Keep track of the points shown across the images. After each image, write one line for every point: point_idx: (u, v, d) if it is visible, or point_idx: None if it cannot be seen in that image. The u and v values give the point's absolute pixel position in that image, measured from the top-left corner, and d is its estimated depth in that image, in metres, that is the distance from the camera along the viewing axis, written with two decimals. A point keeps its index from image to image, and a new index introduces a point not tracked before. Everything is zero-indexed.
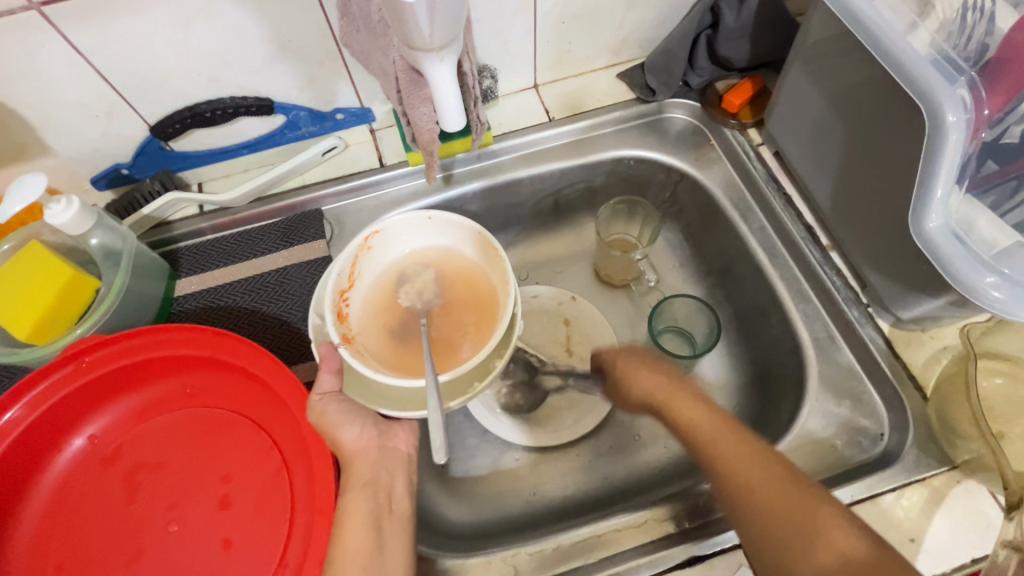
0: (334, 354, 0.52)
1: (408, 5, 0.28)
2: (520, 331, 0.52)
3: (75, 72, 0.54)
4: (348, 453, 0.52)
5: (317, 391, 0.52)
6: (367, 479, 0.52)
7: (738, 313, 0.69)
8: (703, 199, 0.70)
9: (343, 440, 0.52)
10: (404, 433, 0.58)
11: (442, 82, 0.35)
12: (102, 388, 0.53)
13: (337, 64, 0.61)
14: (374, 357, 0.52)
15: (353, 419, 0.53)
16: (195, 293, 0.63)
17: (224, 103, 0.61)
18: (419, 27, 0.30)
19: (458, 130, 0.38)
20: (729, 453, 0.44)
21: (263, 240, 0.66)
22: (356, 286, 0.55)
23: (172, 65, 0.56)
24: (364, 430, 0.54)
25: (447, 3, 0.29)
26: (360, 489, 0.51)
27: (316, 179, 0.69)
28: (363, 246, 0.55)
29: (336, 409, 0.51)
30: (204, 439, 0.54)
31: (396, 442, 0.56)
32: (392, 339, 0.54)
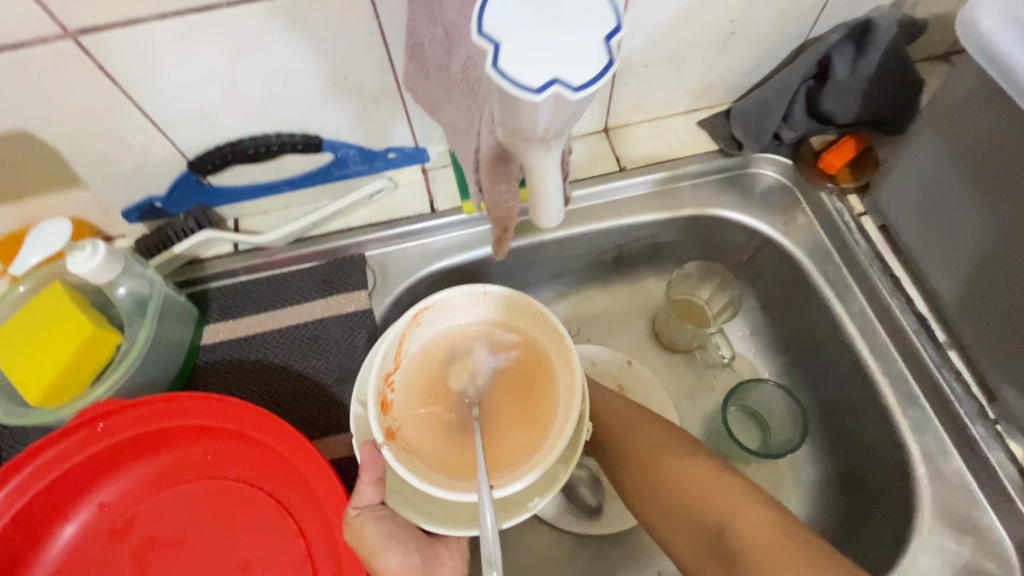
0: (375, 460, 0.44)
1: (535, 102, 0.22)
2: (587, 434, 0.45)
3: (113, 104, 0.49)
4: None
5: (355, 505, 0.44)
6: None
7: (822, 401, 0.61)
8: (790, 270, 0.62)
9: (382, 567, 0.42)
10: (454, 560, 0.47)
11: (543, 173, 0.28)
12: (115, 454, 0.48)
13: (395, 103, 0.55)
14: (422, 454, 0.46)
15: (397, 544, 0.43)
16: (223, 343, 0.58)
17: (270, 139, 0.55)
18: (540, 123, 0.24)
19: (553, 225, 0.32)
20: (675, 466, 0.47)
21: (300, 287, 0.61)
22: (403, 367, 0.50)
23: (217, 99, 0.51)
24: (406, 555, 0.43)
25: (580, 98, 0.23)
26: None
27: (361, 221, 0.63)
28: (410, 323, 0.49)
29: (374, 531, 0.42)
30: (221, 518, 0.49)
31: (444, 574, 0.46)
32: (443, 431, 0.48)
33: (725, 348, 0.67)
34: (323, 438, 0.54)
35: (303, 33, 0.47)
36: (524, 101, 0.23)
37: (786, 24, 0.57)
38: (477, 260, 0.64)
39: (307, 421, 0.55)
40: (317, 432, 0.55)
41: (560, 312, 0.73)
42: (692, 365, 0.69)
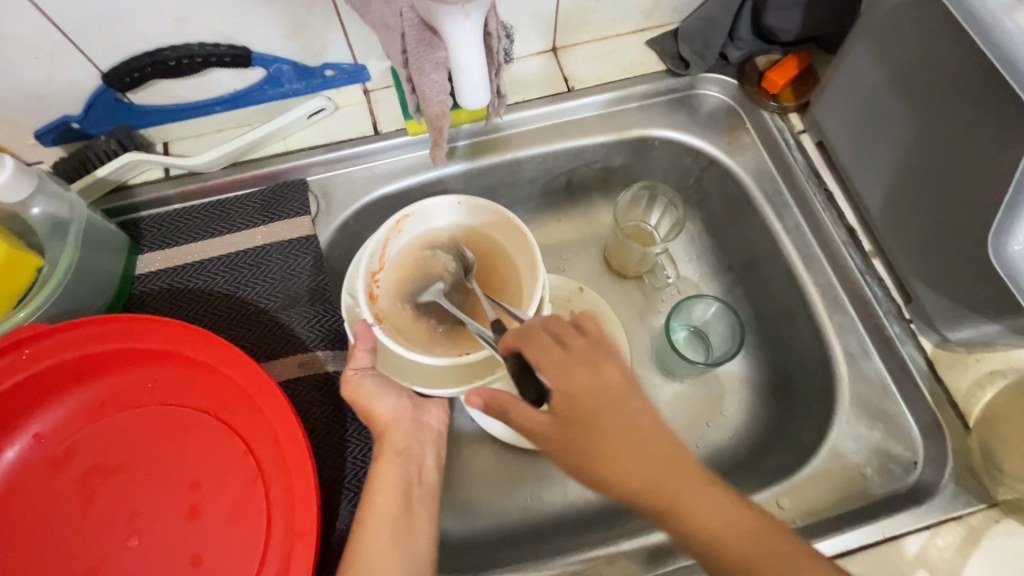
0: (369, 333, 0.48)
1: None
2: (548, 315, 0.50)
3: (5, 3, 0.44)
4: (384, 421, 0.48)
5: (350, 366, 0.48)
6: (400, 447, 0.48)
7: (760, 315, 0.64)
8: (733, 190, 0.63)
9: (376, 410, 0.47)
10: (439, 409, 0.54)
11: (462, 46, 0.29)
12: (48, 381, 0.47)
13: (328, 11, 0.52)
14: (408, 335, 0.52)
15: (388, 390, 0.48)
16: (159, 272, 0.56)
17: (192, 50, 0.51)
18: None
19: (479, 108, 0.32)
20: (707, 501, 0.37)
21: (239, 212, 0.58)
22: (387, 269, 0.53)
23: (126, 1, 0.46)
24: (401, 399, 0.49)
25: None
26: (393, 455, 0.47)
27: (302, 144, 0.60)
28: (393, 229, 0.52)
29: (369, 381, 0.47)
30: (167, 441, 0.48)
31: (431, 418, 0.52)
32: (431, 321, 0.53)
33: (670, 269, 0.70)
34: (269, 362, 0.53)
35: None
36: None
37: None
38: (424, 185, 0.63)
39: (253, 347, 0.54)
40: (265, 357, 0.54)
41: None
42: (641, 288, 0.70)
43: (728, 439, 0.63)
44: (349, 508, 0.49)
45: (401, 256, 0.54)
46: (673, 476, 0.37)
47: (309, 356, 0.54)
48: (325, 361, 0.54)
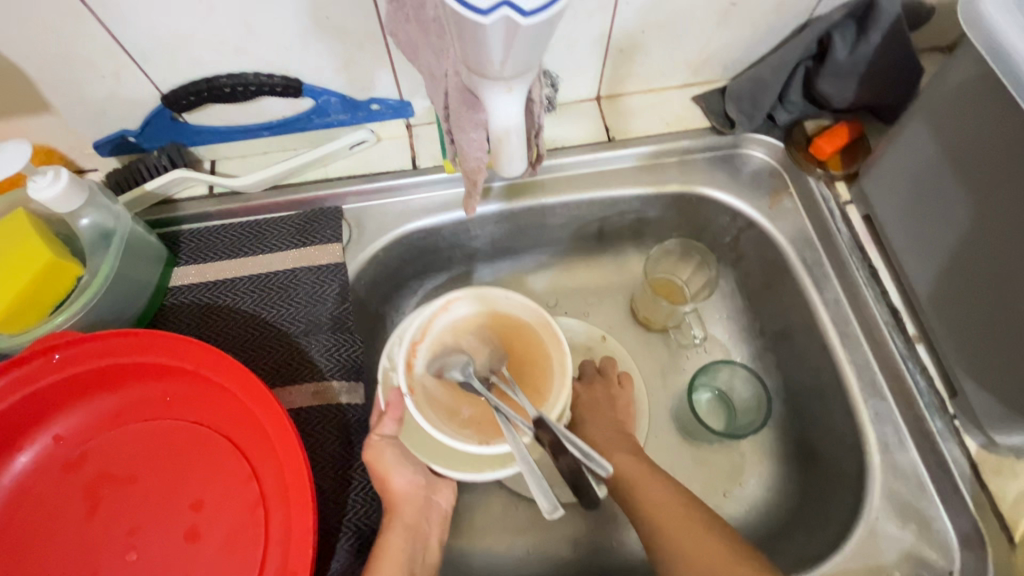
0: (401, 403, 0.49)
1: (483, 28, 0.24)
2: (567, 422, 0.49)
3: (81, 26, 0.47)
4: (395, 495, 0.48)
5: (376, 431, 0.48)
6: (409, 521, 0.48)
7: (789, 387, 0.61)
8: (770, 255, 0.61)
9: (392, 483, 0.48)
10: (448, 489, 0.54)
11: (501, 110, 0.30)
12: (72, 387, 0.48)
13: (380, 50, 0.53)
14: (435, 410, 0.49)
15: (406, 463, 0.49)
16: (191, 286, 0.57)
17: (247, 79, 0.53)
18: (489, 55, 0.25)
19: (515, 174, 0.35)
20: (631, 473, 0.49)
21: (274, 234, 0.60)
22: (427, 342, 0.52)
23: (192, 31, 0.49)
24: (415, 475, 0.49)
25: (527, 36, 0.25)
26: (402, 529, 0.47)
27: (342, 173, 0.62)
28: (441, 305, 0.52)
29: (390, 452, 0.48)
30: (176, 458, 0.48)
31: (439, 497, 0.52)
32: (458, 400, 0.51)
33: (698, 329, 0.67)
34: (285, 387, 0.53)
35: None
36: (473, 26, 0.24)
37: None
38: (456, 222, 0.63)
39: (271, 370, 0.55)
40: (281, 382, 0.55)
41: (539, 283, 0.72)
42: (666, 344, 0.68)
43: (746, 516, 0.59)
44: (345, 547, 0.48)
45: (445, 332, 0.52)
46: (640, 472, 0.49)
47: (324, 385, 0.54)
48: (339, 392, 0.53)
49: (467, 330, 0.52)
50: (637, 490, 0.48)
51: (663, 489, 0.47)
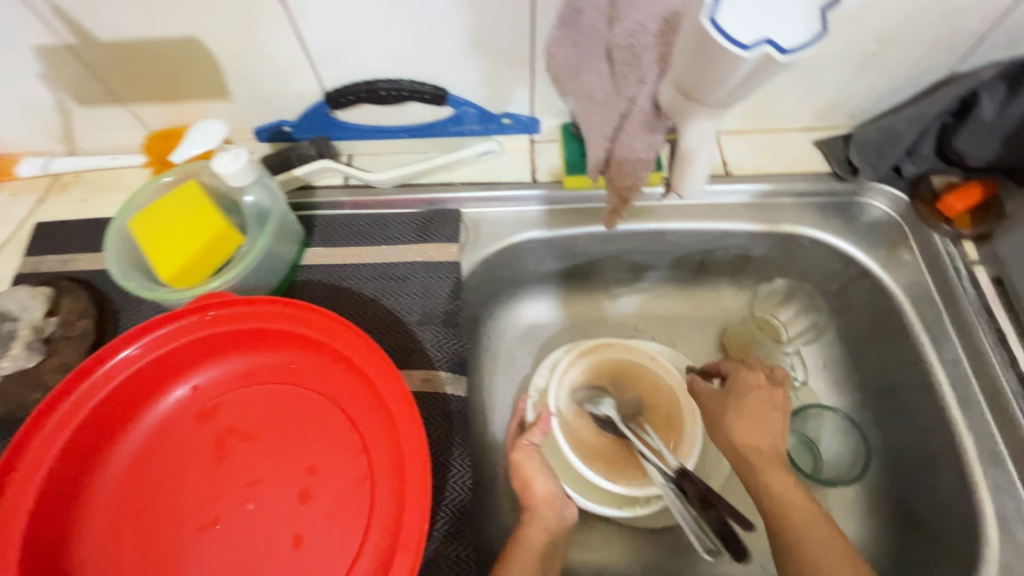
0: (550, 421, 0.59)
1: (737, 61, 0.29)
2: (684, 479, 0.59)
3: (275, 27, 0.52)
4: (536, 498, 0.54)
5: (527, 438, 0.57)
6: (548, 522, 0.52)
7: (891, 444, 0.59)
8: (883, 306, 0.60)
9: (534, 489, 0.54)
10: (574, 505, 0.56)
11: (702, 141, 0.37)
12: (218, 343, 0.53)
13: (524, 70, 0.57)
14: (576, 434, 0.61)
15: (547, 473, 0.56)
16: (320, 267, 0.62)
17: (402, 85, 0.58)
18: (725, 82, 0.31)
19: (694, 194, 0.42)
20: (801, 521, 0.45)
21: (398, 228, 0.64)
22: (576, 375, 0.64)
23: (366, 40, 0.54)
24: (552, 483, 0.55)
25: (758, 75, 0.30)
26: (540, 528, 0.52)
27: (466, 178, 0.66)
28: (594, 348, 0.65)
29: (535, 459, 0.56)
30: (297, 421, 0.52)
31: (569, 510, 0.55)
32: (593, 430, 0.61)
33: (798, 372, 0.66)
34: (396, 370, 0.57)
35: None
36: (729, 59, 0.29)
37: (932, 54, 0.56)
38: (566, 237, 0.65)
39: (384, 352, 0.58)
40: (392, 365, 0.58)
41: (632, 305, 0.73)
42: None
43: None
44: (440, 531, 0.50)
45: (592, 370, 0.64)
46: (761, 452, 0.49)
47: (432, 373, 0.57)
48: (445, 383, 0.56)
49: (607, 374, 0.64)
50: (762, 476, 0.48)
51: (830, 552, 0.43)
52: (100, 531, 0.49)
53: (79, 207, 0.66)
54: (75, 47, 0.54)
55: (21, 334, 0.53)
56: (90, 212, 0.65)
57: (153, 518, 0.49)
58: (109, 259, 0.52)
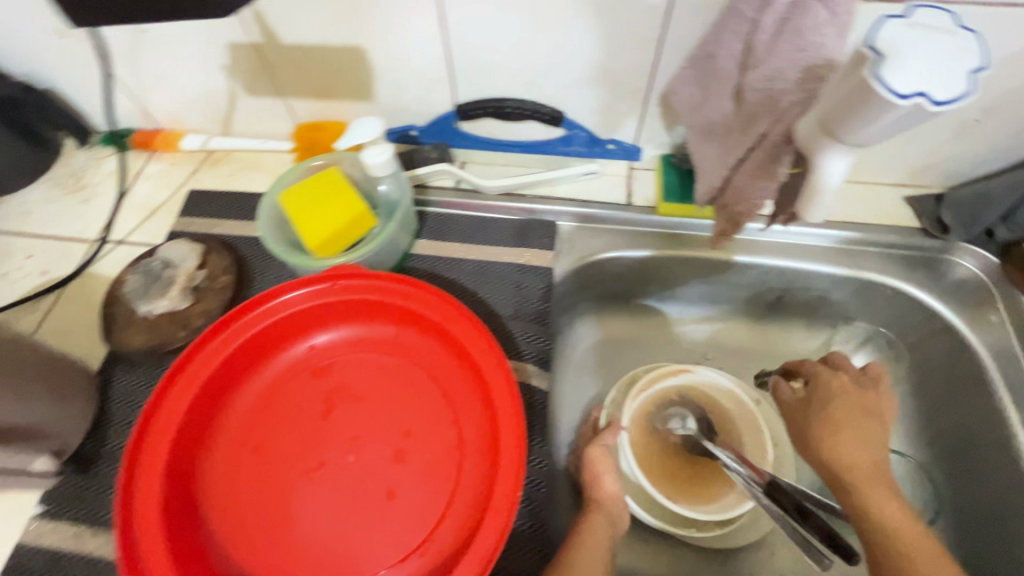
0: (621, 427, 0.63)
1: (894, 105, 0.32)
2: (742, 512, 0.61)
3: (429, 45, 0.60)
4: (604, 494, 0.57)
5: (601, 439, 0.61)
6: (611, 516, 0.56)
7: (963, 504, 0.60)
8: (965, 364, 0.61)
9: (603, 484, 0.58)
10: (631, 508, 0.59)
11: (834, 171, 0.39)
12: (340, 310, 0.60)
13: (638, 102, 0.63)
14: (642, 447, 0.65)
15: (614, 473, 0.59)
16: (427, 257, 0.69)
17: (526, 105, 0.65)
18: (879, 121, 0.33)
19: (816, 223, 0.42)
20: (907, 543, 0.43)
21: (499, 231, 0.70)
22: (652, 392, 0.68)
23: (504, 63, 0.61)
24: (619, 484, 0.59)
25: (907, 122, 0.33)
26: (604, 519, 0.55)
27: (565, 194, 0.72)
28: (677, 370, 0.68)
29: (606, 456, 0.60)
30: (398, 390, 0.58)
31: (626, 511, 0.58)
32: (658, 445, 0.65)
33: None
34: None
35: (597, 27, 0.56)
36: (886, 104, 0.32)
37: None
38: (652, 259, 0.70)
39: None
40: None
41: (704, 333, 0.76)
42: None
43: None
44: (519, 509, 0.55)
45: (668, 390, 0.68)
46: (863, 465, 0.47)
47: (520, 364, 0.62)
48: (531, 374, 0.61)
49: (682, 396, 0.68)
50: (863, 487, 0.46)
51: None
52: (221, 456, 0.55)
53: (226, 180, 0.76)
54: (259, 46, 0.63)
55: (179, 280, 0.63)
56: (235, 185, 0.75)
57: (267, 453, 0.55)
58: (263, 237, 0.61)
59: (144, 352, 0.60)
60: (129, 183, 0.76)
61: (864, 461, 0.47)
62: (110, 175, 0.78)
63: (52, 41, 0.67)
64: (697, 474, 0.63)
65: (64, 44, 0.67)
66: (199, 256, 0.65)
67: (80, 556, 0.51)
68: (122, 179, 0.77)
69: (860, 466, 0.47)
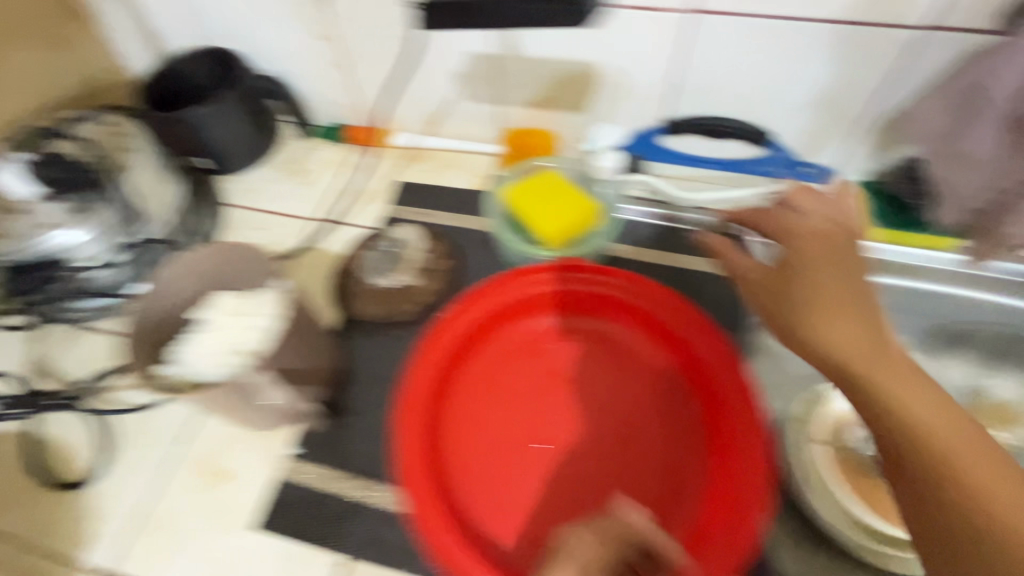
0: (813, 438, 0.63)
1: None
2: None
3: (661, 62, 0.66)
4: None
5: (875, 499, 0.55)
6: None
7: None
8: None
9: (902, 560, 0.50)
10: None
11: None
12: (568, 300, 0.62)
13: (851, 127, 0.67)
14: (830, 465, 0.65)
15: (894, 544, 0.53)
16: (623, 259, 0.73)
17: (737, 123, 0.69)
18: None
19: None
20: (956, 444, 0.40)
21: (691, 241, 0.74)
22: (836, 411, 0.68)
23: (729, 81, 0.66)
24: None
25: None
26: None
27: (756, 212, 0.74)
28: None
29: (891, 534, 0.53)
30: (616, 381, 0.61)
31: None
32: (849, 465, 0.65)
33: None
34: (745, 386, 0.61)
35: (835, 55, 0.60)
36: None
37: None
38: None
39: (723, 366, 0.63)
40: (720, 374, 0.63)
41: None
42: None
43: None
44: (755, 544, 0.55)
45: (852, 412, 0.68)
46: (949, 420, 0.41)
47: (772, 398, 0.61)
48: None
49: None
50: (934, 437, 0.40)
51: (1022, 509, 0.37)
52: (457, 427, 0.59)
53: (430, 175, 0.83)
54: (497, 56, 0.70)
55: (410, 260, 0.70)
56: (439, 180, 0.82)
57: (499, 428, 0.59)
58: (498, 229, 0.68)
59: (376, 321, 0.67)
60: (342, 172, 0.85)
61: (924, 419, 0.41)
62: (325, 164, 0.86)
63: (310, 42, 0.77)
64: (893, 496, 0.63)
65: (319, 46, 0.77)
66: (425, 241, 0.72)
67: (332, 498, 0.57)
68: (335, 167, 0.86)
69: (925, 429, 0.41)
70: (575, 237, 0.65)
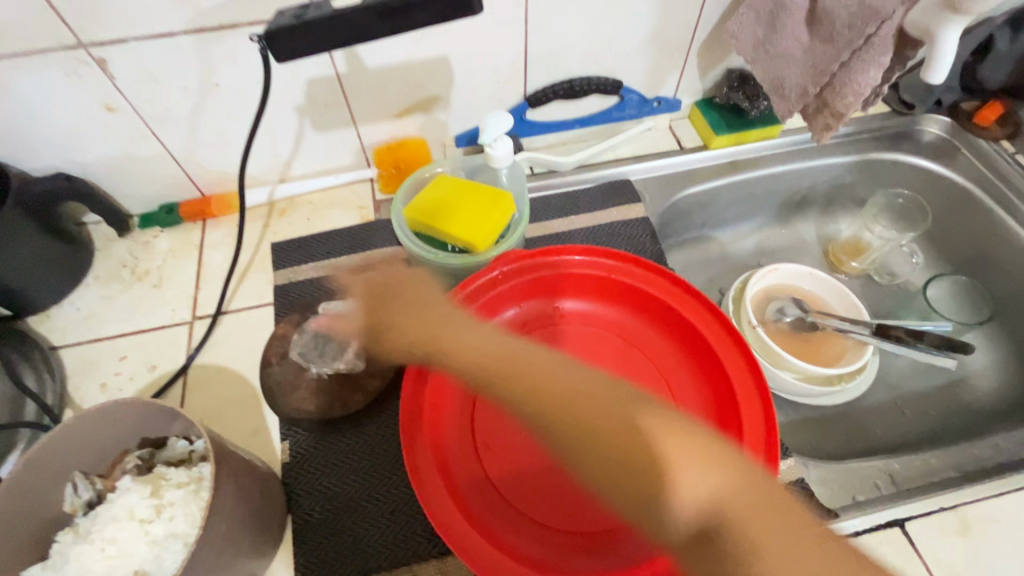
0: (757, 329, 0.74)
1: (944, 41, 0.48)
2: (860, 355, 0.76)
3: (510, 39, 0.66)
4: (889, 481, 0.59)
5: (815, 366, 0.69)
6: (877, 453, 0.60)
7: (995, 297, 0.79)
8: (954, 194, 0.82)
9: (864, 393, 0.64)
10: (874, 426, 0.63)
11: (948, 43, 0.48)
12: (517, 292, 0.61)
13: (680, 58, 0.75)
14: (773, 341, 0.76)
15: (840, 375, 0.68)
16: (540, 239, 0.74)
17: (590, 79, 0.73)
18: (942, 54, 0.48)
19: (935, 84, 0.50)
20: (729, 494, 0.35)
21: (588, 200, 0.77)
22: (753, 299, 0.79)
23: (574, 43, 0.69)
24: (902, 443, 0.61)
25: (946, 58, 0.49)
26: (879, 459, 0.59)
27: (629, 155, 0.81)
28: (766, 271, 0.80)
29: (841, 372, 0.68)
30: (587, 351, 0.61)
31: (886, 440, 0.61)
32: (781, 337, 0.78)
33: (900, 267, 0.86)
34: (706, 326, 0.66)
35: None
36: (940, 44, 0.48)
37: None
38: (715, 187, 0.82)
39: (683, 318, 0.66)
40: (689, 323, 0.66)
41: (754, 243, 0.90)
42: (868, 285, 0.87)
43: (981, 399, 0.75)
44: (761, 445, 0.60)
45: (764, 293, 0.80)
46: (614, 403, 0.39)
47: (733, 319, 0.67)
48: None
49: (776, 292, 0.80)
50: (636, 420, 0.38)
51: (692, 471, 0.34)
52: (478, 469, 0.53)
53: (306, 225, 0.74)
54: (342, 76, 0.65)
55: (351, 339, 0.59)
56: (318, 227, 0.74)
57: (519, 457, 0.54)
58: (417, 253, 0.64)
59: (326, 414, 0.57)
60: (198, 256, 0.71)
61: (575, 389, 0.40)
62: (172, 255, 0.72)
63: (99, 119, 0.62)
64: (808, 343, 0.78)
65: (113, 119, 0.62)
66: (363, 307, 0.62)
67: None
68: (186, 255, 0.72)
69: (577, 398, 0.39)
70: (503, 228, 0.64)
